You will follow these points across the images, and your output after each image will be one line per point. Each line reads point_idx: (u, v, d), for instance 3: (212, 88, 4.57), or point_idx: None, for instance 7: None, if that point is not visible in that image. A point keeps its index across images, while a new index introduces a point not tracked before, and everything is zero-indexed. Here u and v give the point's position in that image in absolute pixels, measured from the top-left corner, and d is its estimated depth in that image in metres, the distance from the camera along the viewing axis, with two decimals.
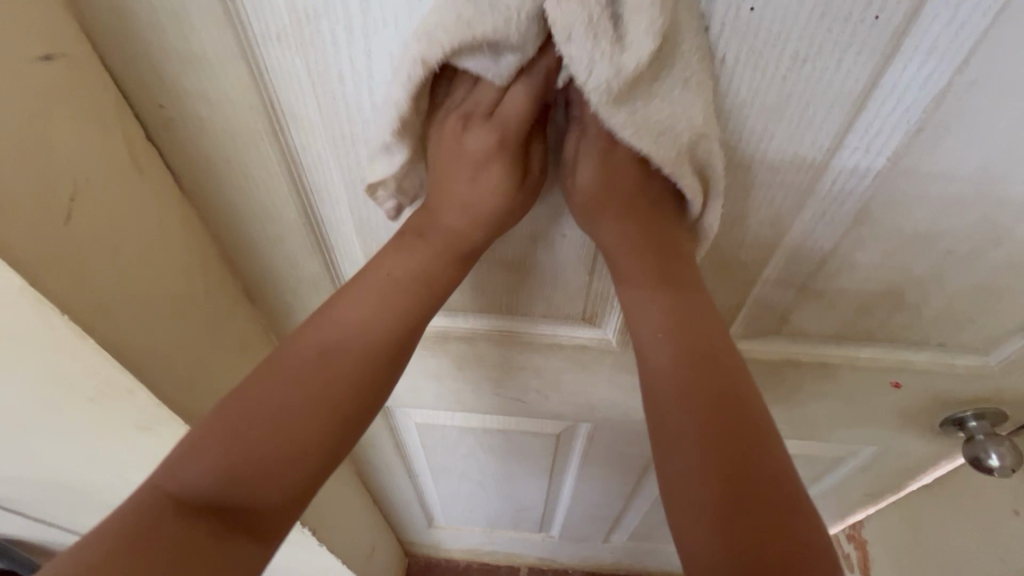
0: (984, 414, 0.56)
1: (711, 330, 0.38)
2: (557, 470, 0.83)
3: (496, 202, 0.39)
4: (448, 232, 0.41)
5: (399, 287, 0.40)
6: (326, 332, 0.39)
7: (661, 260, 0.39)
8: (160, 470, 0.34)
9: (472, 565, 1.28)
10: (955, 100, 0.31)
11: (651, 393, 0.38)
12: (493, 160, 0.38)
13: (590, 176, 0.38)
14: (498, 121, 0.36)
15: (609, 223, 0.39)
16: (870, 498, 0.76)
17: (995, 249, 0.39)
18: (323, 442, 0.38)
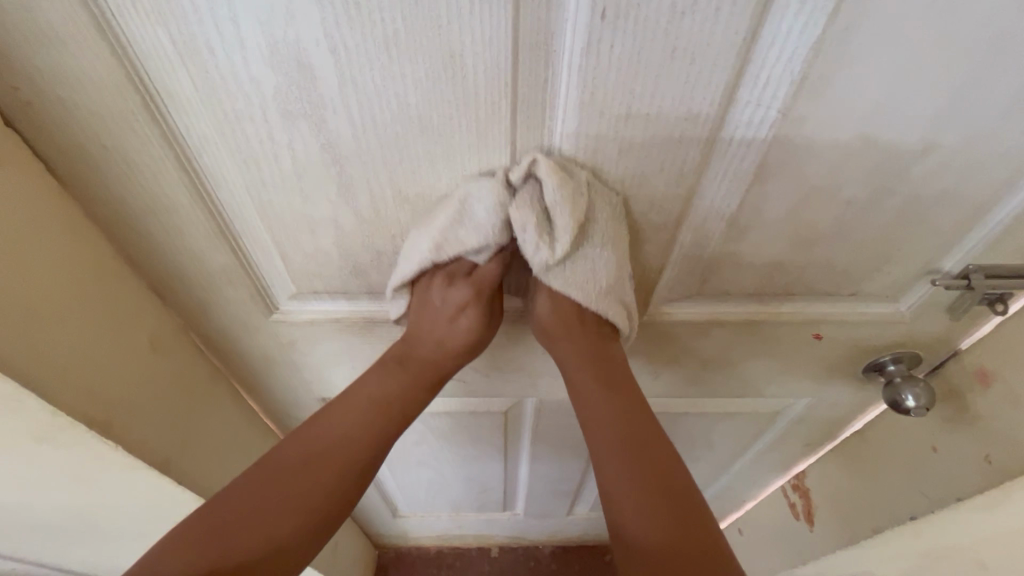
0: (901, 357, 0.58)
1: (652, 424, 0.45)
2: (511, 448, 0.83)
3: (466, 341, 0.47)
4: (425, 361, 0.48)
5: (379, 404, 0.46)
6: (319, 430, 0.45)
7: (602, 367, 0.46)
8: (143, 559, 0.37)
9: (443, 550, 1.29)
10: (832, 48, 0.31)
11: (598, 467, 0.44)
12: (469, 309, 0.45)
13: (546, 306, 0.46)
14: (476, 280, 0.45)
15: (565, 343, 0.46)
16: (810, 447, 0.80)
17: (889, 197, 0.41)
18: (299, 540, 0.41)
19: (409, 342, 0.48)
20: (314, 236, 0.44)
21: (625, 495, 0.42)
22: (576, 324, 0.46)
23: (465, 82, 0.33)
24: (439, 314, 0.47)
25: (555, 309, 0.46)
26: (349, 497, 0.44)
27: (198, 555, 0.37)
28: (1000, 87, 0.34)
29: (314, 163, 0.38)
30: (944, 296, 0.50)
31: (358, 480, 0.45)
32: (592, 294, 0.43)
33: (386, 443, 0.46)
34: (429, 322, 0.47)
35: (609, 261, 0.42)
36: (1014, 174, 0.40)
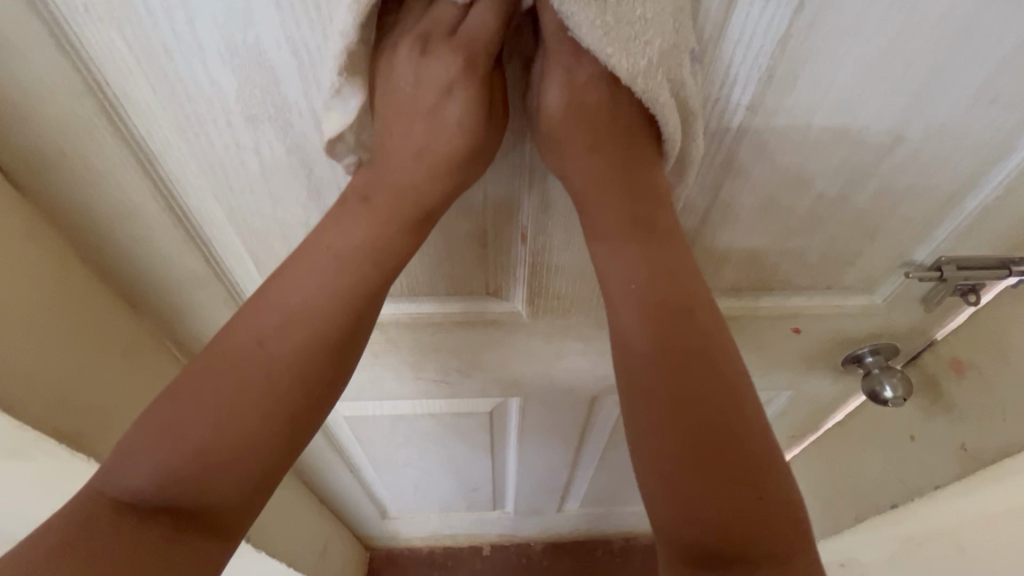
0: (878, 348, 0.59)
1: (693, 285, 0.35)
2: (498, 447, 0.83)
3: (456, 138, 0.36)
4: (402, 189, 0.37)
5: (344, 255, 0.36)
6: (274, 296, 0.36)
7: (633, 201, 0.36)
8: (92, 478, 0.32)
9: (435, 551, 1.29)
10: (796, 45, 0.32)
11: (631, 383, 0.34)
12: (456, 87, 0.35)
13: (558, 97, 0.36)
14: (462, 39, 0.35)
15: (580, 157, 0.37)
16: (793, 439, 0.80)
17: (860, 190, 0.41)
18: (261, 453, 0.34)
19: (382, 170, 0.37)
20: (287, 240, 0.43)
21: (653, 382, 0.33)
22: (596, 118, 0.37)
23: None
24: (432, 119, 0.37)
25: (569, 97, 0.36)
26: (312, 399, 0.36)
27: (149, 464, 0.32)
28: (963, 81, 0.34)
29: (282, 166, 0.37)
30: (917, 287, 0.51)
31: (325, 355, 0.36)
32: (646, 58, 0.31)
33: (361, 306, 0.37)
34: (408, 162, 0.37)
35: (666, 10, 0.30)
36: (980, 167, 0.40)
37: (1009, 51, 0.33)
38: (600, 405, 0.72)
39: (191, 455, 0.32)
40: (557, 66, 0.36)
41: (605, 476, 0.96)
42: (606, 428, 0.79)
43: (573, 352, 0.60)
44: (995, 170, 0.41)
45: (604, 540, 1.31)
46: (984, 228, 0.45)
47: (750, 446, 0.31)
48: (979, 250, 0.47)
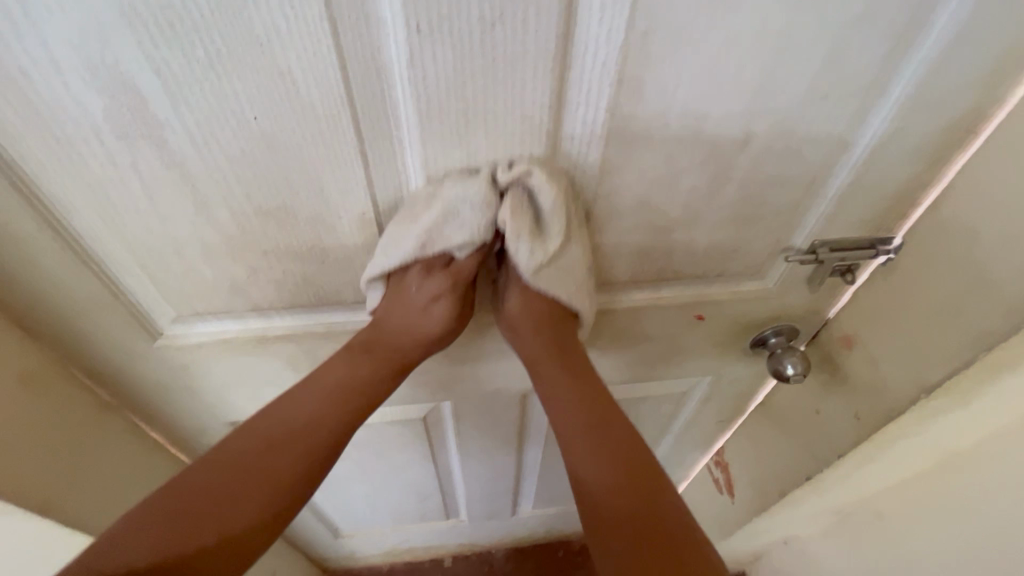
0: (780, 329, 0.63)
1: (619, 416, 0.48)
2: (440, 454, 0.84)
3: (438, 326, 0.48)
4: (393, 351, 0.49)
5: (339, 392, 0.47)
6: (291, 412, 0.47)
7: (563, 351, 0.50)
8: (83, 554, 0.38)
9: (395, 566, 1.27)
10: (637, 51, 0.35)
11: (569, 457, 0.47)
12: (444, 298, 0.46)
13: (517, 303, 0.49)
14: (453, 271, 0.46)
15: (534, 339, 0.49)
16: (722, 424, 0.84)
17: (728, 183, 0.45)
18: (263, 519, 0.43)
19: (377, 335, 0.48)
20: (182, 256, 0.43)
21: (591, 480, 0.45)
22: (552, 320, 0.49)
23: (300, 96, 0.34)
24: (407, 295, 0.47)
25: (525, 307, 0.48)
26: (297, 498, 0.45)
27: (145, 540, 0.39)
28: (795, 79, 0.38)
29: (164, 182, 0.38)
30: (801, 270, 0.55)
31: (319, 472, 0.47)
32: (571, 289, 0.46)
33: (352, 423, 0.48)
34: (402, 334, 0.49)
35: (579, 272, 0.46)
36: (830, 156, 0.44)
37: (827, 50, 0.37)
38: (532, 404, 0.74)
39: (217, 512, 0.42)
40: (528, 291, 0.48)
41: (552, 476, 0.98)
42: (543, 427, 0.81)
43: (493, 353, 0.61)
44: (844, 158, 0.45)
45: (564, 540, 1.32)
46: (846, 212, 0.49)
47: (658, 523, 0.43)
48: (847, 233, 0.52)
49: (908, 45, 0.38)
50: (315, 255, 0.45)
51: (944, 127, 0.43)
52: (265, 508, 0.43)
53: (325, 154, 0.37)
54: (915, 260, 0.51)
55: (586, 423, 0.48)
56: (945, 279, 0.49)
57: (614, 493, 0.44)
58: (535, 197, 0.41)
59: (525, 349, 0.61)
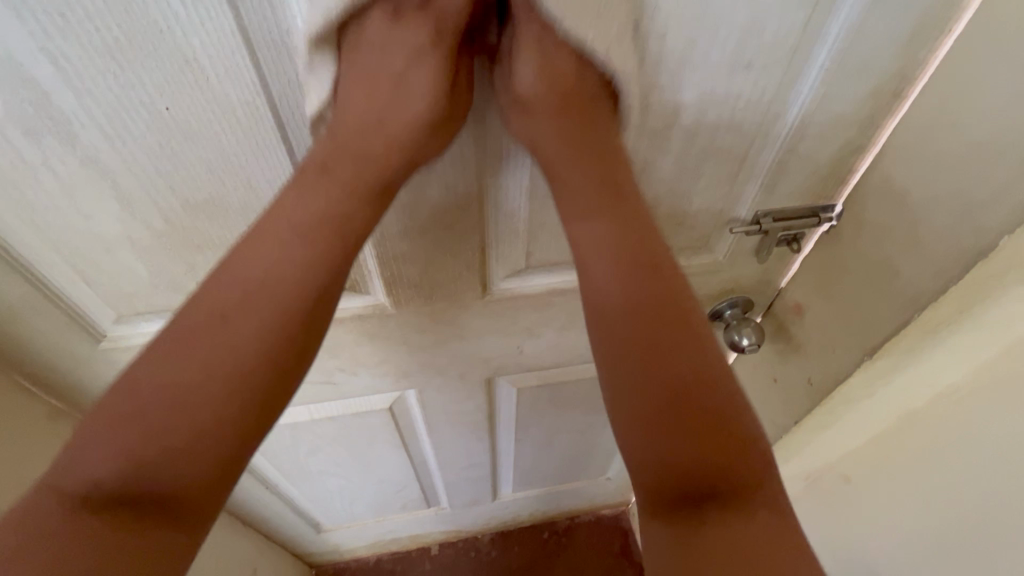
0: (735, 302, 0.62)
1: (661, 251, 0.39)
2: (412, 442, 0.84)
3: (418, 112, 0.38)
4: (355, 151, 0.38)
5: (300, 231, 0.36)
6: (231, 272, 0.36)
7: (590, 127, 0.40)
8: (46, 475, 0.32)
9: (381, 557, 1.28)
10: None
11: (607, 330, 0.38)
12: (426, 52, 0.38)
13: (530, 75, 0.39)
14: (433, 14, 0.38)
15: (546, 117, 0.40)
16: None
17: (662, 156, 0.45)
18: (219, 463, 0.34)
19: (345, 144, 0.37)
20: (113, 254, 0.42)
21: (647, 361, 0.37)
22: (567, 81, 0.40)
23: (210, 83, 0.33)
24: (400, 89, 0.39)
25: (541, 73, 0.39)
26: (260, 412, 0.35)
27: (109, 458, 0.32)
28: (715, 49, 0.38)
29: (81, 176, 0.37)
30: (747, 242, 0.56)
31: (283, 352, 0.36)
32: (600, 31, 0.36)
33: (314, 253, 0.37)
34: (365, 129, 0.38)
35: (615, 24, 0.35)
36: (760, 127, 0.45)
37: (744, 19, 0.37)
38: (498, 388, 0.74)
39: (150, 448, 0.32)
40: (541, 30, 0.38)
41: (528, 460, 0.99)
42: (512, 411, 0.81)
43: (451, 340, 0.62)
44: (776, 128, 0.45)
45: (549, 522, 1.34)
46: (784, 182, 0.50)
47: (729, 417, 0.36)
48: (787, 203, 0.53)
49: (826, 13, 0.38)
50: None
51: (871, 93, 0.44)
52: (219, 437, 0.34)
53: (248, 146, 0.37)
54: (853, 226, 0.52)
55: (631, 264, 0.38)
56: (880, 242, 0.50)
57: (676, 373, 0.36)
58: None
59: (482, 334, 0.62)
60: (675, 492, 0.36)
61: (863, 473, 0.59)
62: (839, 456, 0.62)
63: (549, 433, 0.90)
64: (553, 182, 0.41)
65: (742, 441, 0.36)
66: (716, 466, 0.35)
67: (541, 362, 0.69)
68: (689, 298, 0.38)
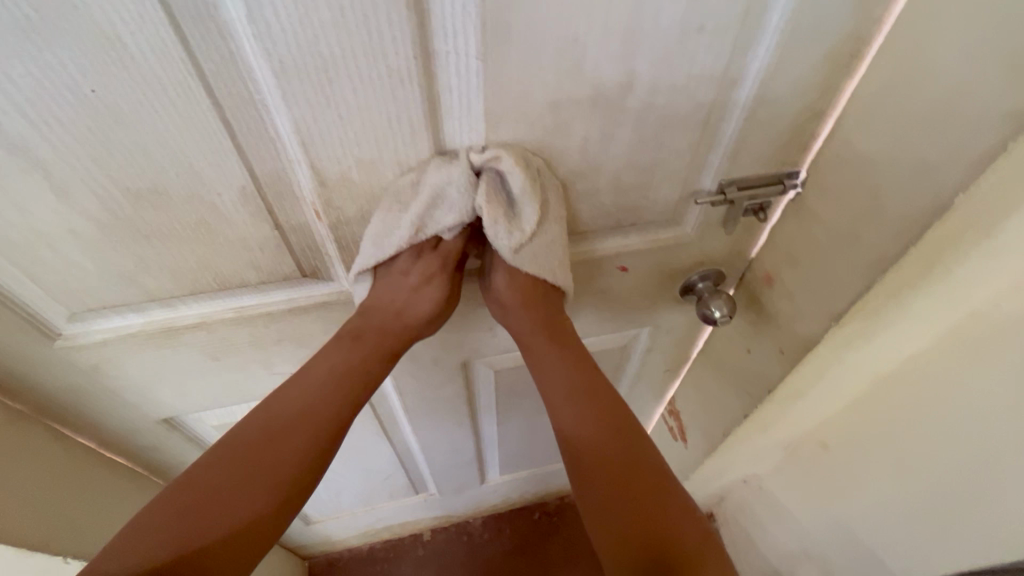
0: (707, 275, 0.63)
1: (602, 387, 0.50)
2: (393, 431, 0.83)
3: (429, 311, 0.51)
4: (379, 331, 0.50)
5: (338, 374, 0.48)
6: (283, 405, 0.47)
7: (557, 329, 0.52)
8: (89, 565, 0.38)
9: (374, 546, 1.29)
10: None
11: (557, 423, 0.50)
12: (435, 279, 0.49)
13: (503, 280, 0.50)
14: (440, 253, 0.49)
15: (522, 314, 0.51)
16: (669, 373, 0.86)
17: (621, 127, 0.44)
18: (255, 544, 0.43)
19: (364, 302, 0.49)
20: (58, 249, 0.41)
21: (585, 420, 0.49)
22: (539, 292, 0.50)
23: (137, 63, 0.32)
24: (413, 299, 0.50)
25: (511, 283, 0.50)
26: (291, 500, 0.45)
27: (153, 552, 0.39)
28: (666, 11, 0.37)
29: (11, 168, 0.35)
30: (714, 212, 0.56)
31: (315, 459, 0.46)
32: (551, 268, 0.48)
33: (350, 408, 0.49)
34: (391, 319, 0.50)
35: (554, 259, 0.48)
36: (719, 93, 0.44)
37: None
38: (475, 373, 0.74)
39: (204, 533, 0.41)
40: (502, 264, 0.50)
41: (512, 443, 0.99)
42: (492, 394, 0.81)
43: None
44: (735, 93, 0.45)
45: (539, 502, 1.35)
46: (747, 150, 0.49)
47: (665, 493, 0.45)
48: (751, 171, 0.52)
49: None
50: (203, 238, 0.43)
51: (828, 55, 0.43)
52: (259, 519, 0.43)
53: (185, 129, 0.36)
54: (817, 193, 0.52)
55: (575, 394, 0.50)
56: (842, 208, 0.50)
57: (609, 440, 0.48)
58: (505, 180, 0.43)
59: (453, 317, 0.61)
60: (633, 565, 0.42)
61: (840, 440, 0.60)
62: (813, 425, 0.63)
63: (531, 415, 0.91)
64: (520, 346, 0.53)
65: (676, 521, 0.44)
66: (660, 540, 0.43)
67: (517, 343, 0.69)
68: (649, 445, 0.48)
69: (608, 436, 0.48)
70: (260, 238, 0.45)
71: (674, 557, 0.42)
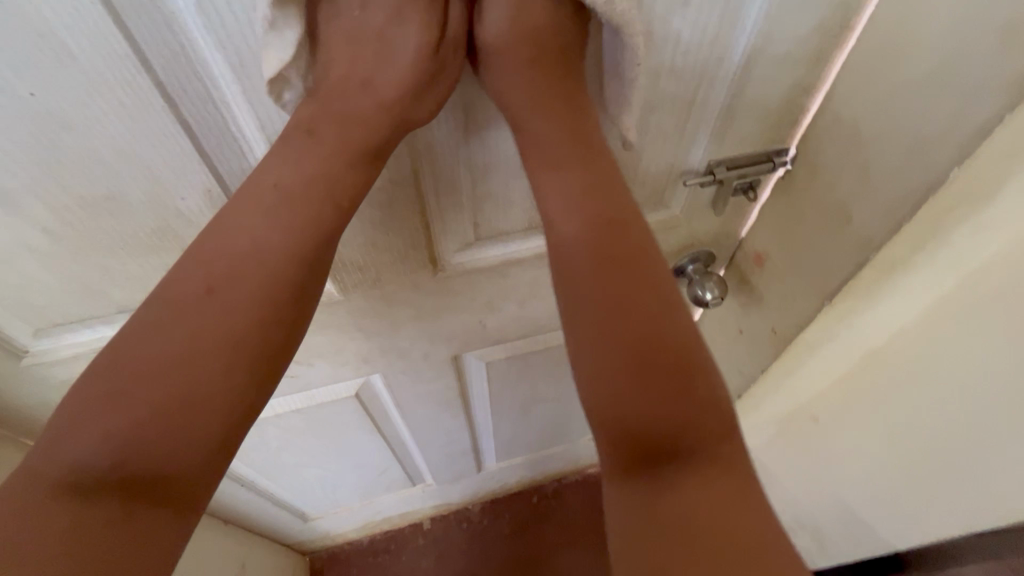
0: (697, 257, 0.61)
1: (625, 200, 0.38)
2: (386, 426, 0.82)
3: (410, 66, 0.37)
4: (343, 121, 0.36)
5: (292, 201, 0.34)
6: (222, 234, 0.33)
7: (573, 115, 0.39)
8: (27, 457, 0.28)
9: (374, 537, 1.29)
10: None
11: (567, 282, 0.37)
12: (417, 29, 0.37)
13: (499, 20, 0.39)
14: (427, 3, 0.38)
15: (513, 76, 0.39)
16: None
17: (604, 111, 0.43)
18: (204, 447, 0.31)
19: (332, 110, 0.36)
20: (13, 262, 0.38)
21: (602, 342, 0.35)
22: (540, 54, 0.39)
23: (79, 61, 0.29)
24: (387, 52, 0.38)
25: (512, 20, 0.39)
26: (249, 393, 0.33)
27: (101, 438, 0.29)
28: None
29: None
30: (702, 194, 0.54)
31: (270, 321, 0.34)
32: None
33: (304, 266, 0.35)
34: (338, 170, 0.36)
35: None
36: (704, 71, 0.42)
37: None
38: (466, 365, 0.72)
39: (149, 438, 0.30)
40: (518, 59, 0.39)
41: (507, 431, 0.98)
42: (484, 385, 0.80)
43: (408, 320, 0.59)
44: (720, 71, 0.43)
45: (537, 486, 1.35)
46: (734, 129, 0.48)
47: (699, 365, 0.34)
48: (739, 150, 0.51)
49: None
50: (170, 244, 0.41)
51: (817, 26, 0.41)
52: (209, 433, 0.31)
53: (140, 131, 0.33)
54: (807, 170, 0.51)
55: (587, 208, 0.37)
56: (834, 184, 0.49)
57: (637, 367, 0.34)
58: None
59: (440, 311, 0.59)
60: (634, 458, 0.34)
61: (832, 415, 0.60)
62: (806, 400, 0.63)
63: (525, 403, 0.90)
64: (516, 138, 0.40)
65: (697, 373, 0.34)
66: (669, 411, 0.33)
67: (507, 333, 0.68)
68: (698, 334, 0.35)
69: (651, 310, 0.35)
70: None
71: (692, 441, 0.33)
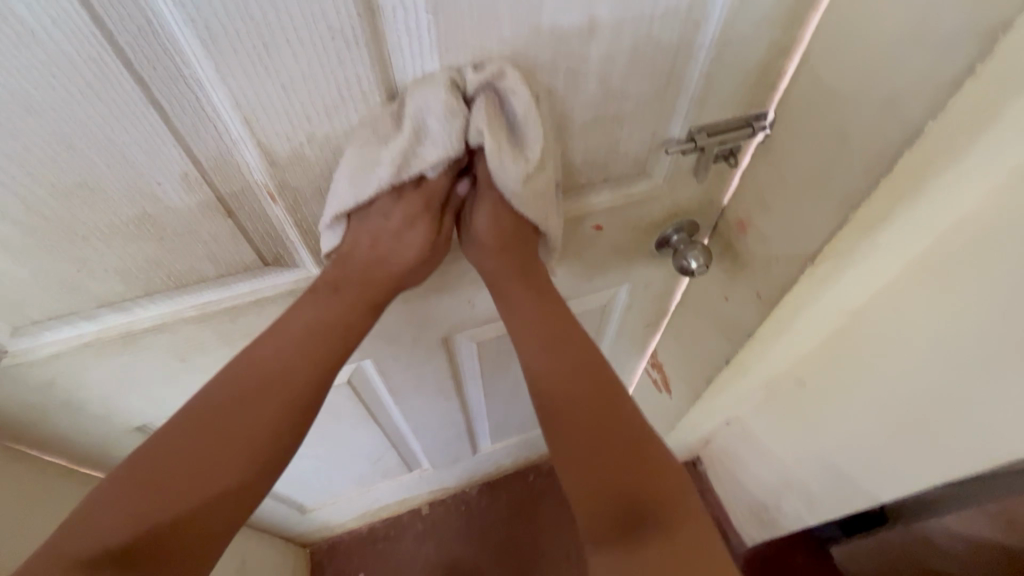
0: (680, 227, 0.63)
1: (565, 322, 0.48)
2: (380, 412, 0.82)
3: (413, 256, 0.46)
4: (362, 284, 0.46)
5: (312, 336, 0.45)
6: (252, 360, 0.44)
7: (528, 270, 0.48)
8: (52, 540, 0.36)
9: (373, 525, 1.30)
10: None
11: (529, 373, 0.48)
12: (419, 220, 0.45)
13: (486, 222, 0.46)
14: (426, 191, 0.44)
15: (496, 260, 0.47)
16: (650, 326, 0.86)
17: (586, 79, 0.43)
18: (217, 526, 0.40)
19: (350, 272, 0.46)
20: None
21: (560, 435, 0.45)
22: (518, 229, 0.47)
23: (41, 43, 0.28)
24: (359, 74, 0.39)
25: (495, 222, 0.46)
26: (258, 485, 0.42)
27: (115, 525, 0.37)
28: None
29: None
30: (685, 161, 0.55)
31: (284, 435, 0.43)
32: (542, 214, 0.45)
33: (318, 390, 0.45)
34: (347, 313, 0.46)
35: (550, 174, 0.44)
36: (683, 35, 0.42)
37: None
38: (457, 346, 0.73)
39: (171, 515, 0.39)
40: (478, 216, 0.46)
41: (501, 411, 0.99)
42: (476, 366, 0.80)
43: (398, 303, 0.59)
44: (699, 35, 0.43)
45: (533, 465, 1.37)
46: (714, 95, 0.48)
47: (649, 459, 0.43)
48: (720, 115, 0.51)
49: None
50: (149, 233, 0.40)
51: None
52: (224, 514, 0.41)
53: (111, 116, 0.32)
54: (787, 133, 0.51)
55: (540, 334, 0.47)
56: (812, 146, 0.50)
57: (587, 473, 0.43)
58: (506, 102, 0.40)
59: (429, 292, 0.59)
60: (614, 532, 0.41)
61: None
62: (788, 357, 0.65)
63: (517, 382, 0.90)
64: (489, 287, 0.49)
65: (641, 456, 0.43)
66: (625, 491, 0.42)
67: (497, 312, 0.68)
68: (644, 430, 0.45)
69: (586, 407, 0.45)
70: (212, 228, 0.42)
71: (647, 512, 0.40)
